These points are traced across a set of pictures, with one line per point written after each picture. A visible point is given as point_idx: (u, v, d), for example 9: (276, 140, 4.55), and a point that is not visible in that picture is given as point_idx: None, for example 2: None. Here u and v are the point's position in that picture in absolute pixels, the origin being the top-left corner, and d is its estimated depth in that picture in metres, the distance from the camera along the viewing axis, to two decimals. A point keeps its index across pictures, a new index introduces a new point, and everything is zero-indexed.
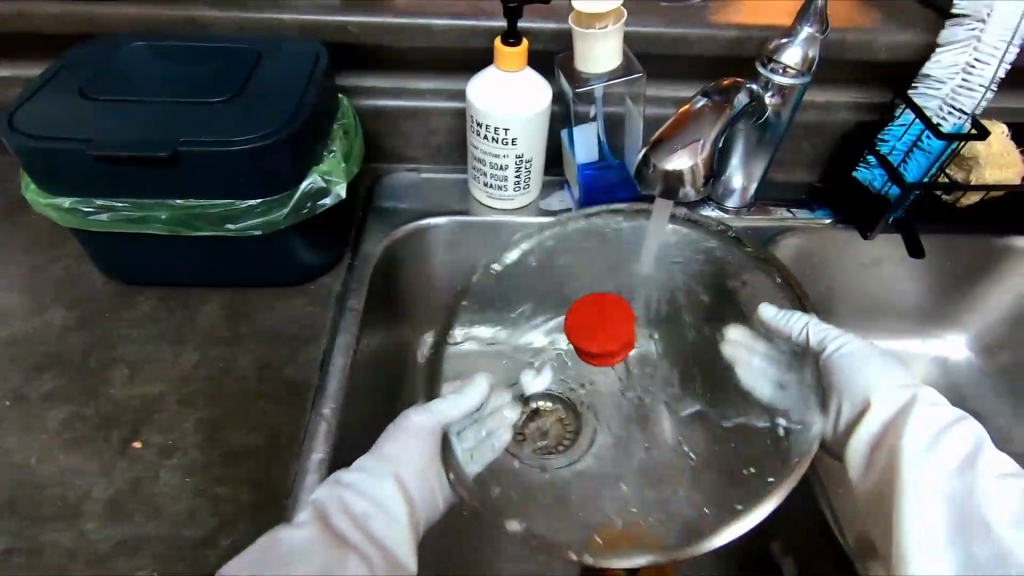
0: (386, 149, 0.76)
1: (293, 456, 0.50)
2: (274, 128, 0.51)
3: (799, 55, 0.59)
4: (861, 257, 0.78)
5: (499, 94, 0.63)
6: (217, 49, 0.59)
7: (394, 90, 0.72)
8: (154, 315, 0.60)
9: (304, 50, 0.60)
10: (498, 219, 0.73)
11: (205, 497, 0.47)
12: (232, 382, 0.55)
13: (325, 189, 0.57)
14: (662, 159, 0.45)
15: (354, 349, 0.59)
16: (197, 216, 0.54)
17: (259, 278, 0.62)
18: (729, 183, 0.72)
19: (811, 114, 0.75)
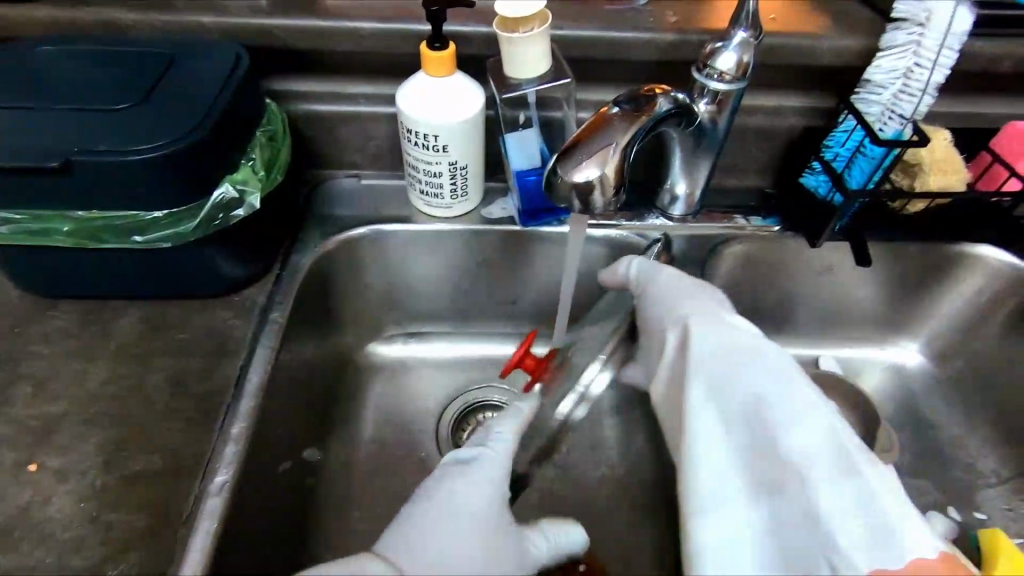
0: (324, 155, 0.74)
1: (195, 480, 0.48)
2: (177, 137, 0.49)
3: (734, 60, 0.57)
4: (811, 265, 0.77)
5: (427, 100, 0.61)
6: (129, 54, 0.56)
7: (328, 95, 0.70)
8: (66, 329, 0.58)
9: (222, 55, 0.58)
10: (435, 227, 0.71)
11: (97, 524, 0.45)
12: (142, 401, 0.53)
13: (239, 200, 0.55)
14: (574, 172, 0.43)
15: (272, 364, 0.57)
16: (101, 228, 0.52)
17: (178, 290, 0.60)
18: (673, 192, 0.70)
19: (758, 119, 0.73)
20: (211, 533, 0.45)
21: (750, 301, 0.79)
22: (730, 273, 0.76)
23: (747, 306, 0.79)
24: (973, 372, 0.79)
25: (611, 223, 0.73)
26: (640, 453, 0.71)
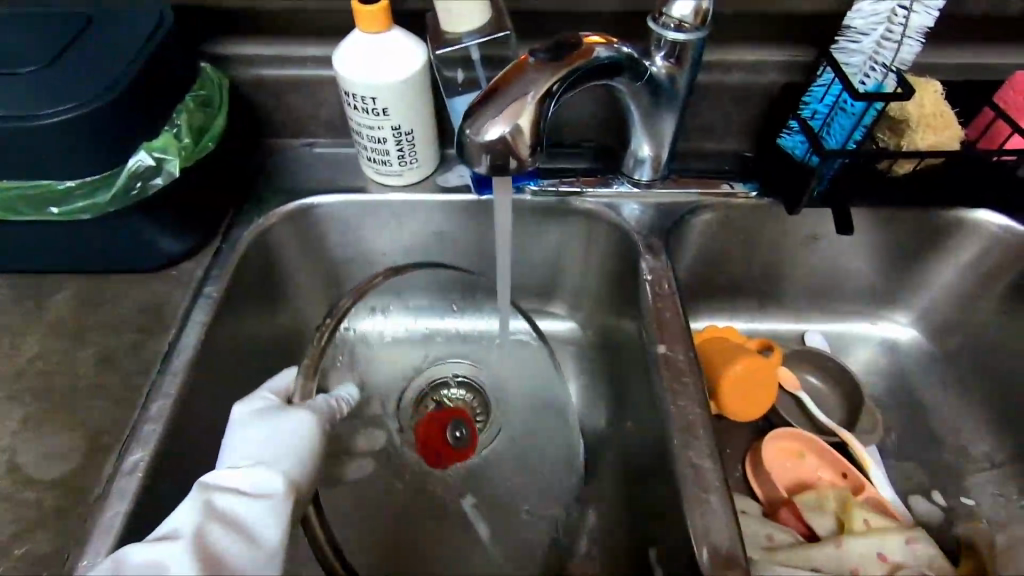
0: (275, 124, 0.72)
1: (109, 459, 0.47)
2: (80, 101, 0.47)
3: (691, 6, 0.52)
4: (792, 233, 0.71)
5: (361, 60, 0.57)
6: (46, 16, 0.54)
7: (272, 59, 0.67)
8: (1, 304, 0.57)
9: (144, 15, 0.55)
10: (387, 197, 0.67)
11: (10, 502, 0.45)
12: (67, 377, 0.52)
13: (156, 169, 0.53)
14: (479, 130, 0.40)
15: (204, 339, 0.55)
16: (15, 199, 0.50)
17: (113, 265, 0.58)
18: (637, 155, 0.65)
19: (733, 75, 0.67)
20: (122, 512, 0.44)
21: (727, 272, 0.74)
22: (704, 243, 0.71)
23: (723, 278, 0.75)
24: (970, 347, 0.73)
25: (573, 192, 0.67)
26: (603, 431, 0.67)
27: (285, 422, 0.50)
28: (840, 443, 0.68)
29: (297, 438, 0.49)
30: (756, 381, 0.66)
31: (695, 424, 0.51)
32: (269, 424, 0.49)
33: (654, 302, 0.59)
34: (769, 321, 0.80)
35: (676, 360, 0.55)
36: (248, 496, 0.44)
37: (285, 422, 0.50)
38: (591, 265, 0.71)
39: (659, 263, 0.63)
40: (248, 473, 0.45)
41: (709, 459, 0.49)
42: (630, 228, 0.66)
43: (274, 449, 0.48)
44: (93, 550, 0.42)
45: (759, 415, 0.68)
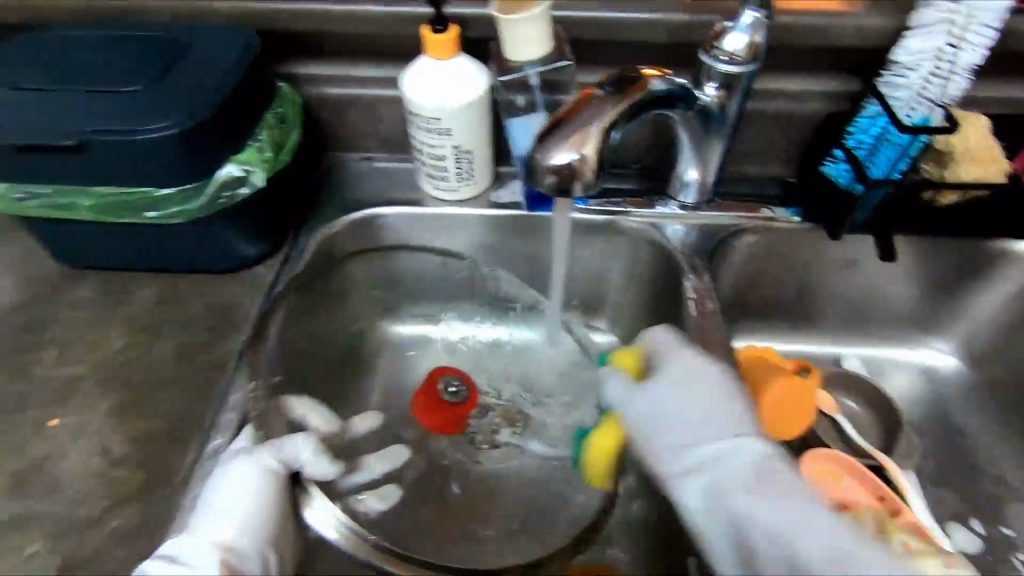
0: (337, 138, 0.76)
1: (192, 445, 0.51)
2: (181, 118, 0.52)
3: (744, 41, 0.55)
4: (832, 258, 0.73)
5: (428, 83, 0.61)
6: (148, 39, 0.59)
7: (340, 79, 0.71)
8: (89, 298, 0.62)
9: (233, 39, 0.60)
10: (442, 212, 0.71)
11: (102, 479, 0.49)
12: (151, 368, 0.57)
13: (241, 180, 0.57)
14: (547, 155, 0.43)
15: (273, 338, 0.59)
16: (117, 205, 0.55)
17: (193, 265, 0.63)
18: (684, 178, 0.68)
19: (780, 104, 0.70)
20: (204, 494, 0.48)
21: (767, 293, 0.76)
22: (747, 264, 0.73)
23: (763, 300, 0.77)
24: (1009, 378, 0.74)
25: (620, 211, 0.70)
26: None
27: (233, 480, 0.46)
28: (877, 466, 0.69)
29: (248, 497, 0.46)
30: (792, 400, 0.68)
31: (738, 439, 0.53)
32: (224, 481, 0.46)
33: (699, 320, 0.63)
34: (807, 343, 0.81)
35: (720, 378, 0.57)
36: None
37: (233, 487, 0.46)
38: (634, 282, 0.73)
39: (701, 283, 0.65)
40: (184, 545, 0.43)
41: (751, 470, 0.51)
42: (674, 249, 0.69)
43: (221, 518, 0.45)
44: (180, 526, 0.46)
45: (795, 436, 0.70)
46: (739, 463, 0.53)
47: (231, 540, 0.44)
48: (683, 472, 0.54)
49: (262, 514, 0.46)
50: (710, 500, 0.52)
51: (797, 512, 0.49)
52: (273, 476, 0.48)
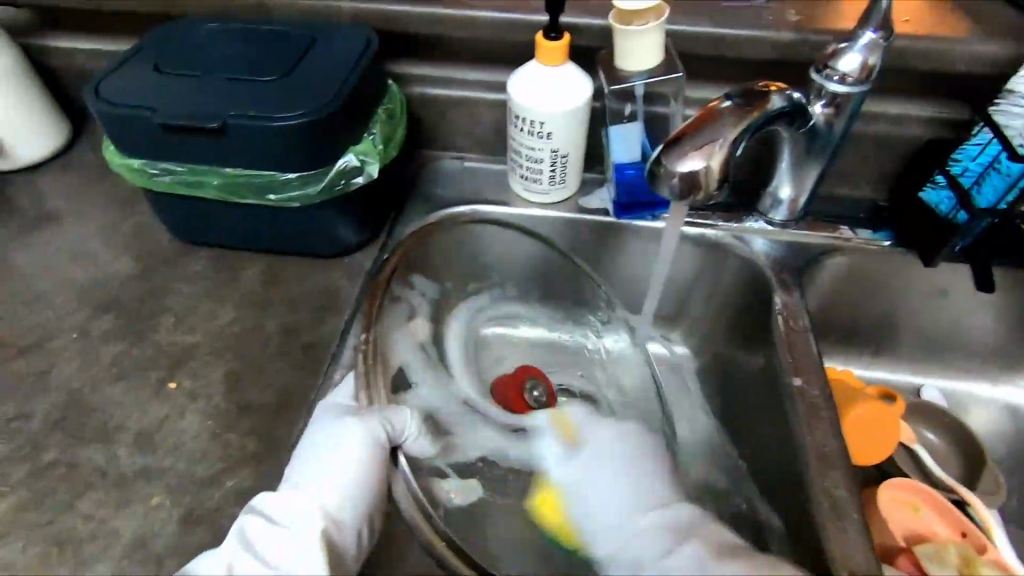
0: (432, 136, 0.78)
1: (299, 417, 0.55)
2: (314, 107, 0.55)
3: (858, 62, 0.55)
4: (923, 286, 0.72)
5: (536, 86, 0.63)
6: (279, 34, 0.63)
7: (444, 80, 0.74)
8: (203, 273, 0.66)
9: (356, 36, 0.64)
10: (530, 212, 0.72)
11: (219, 441, 0.53)
12: (259, 342, 0.60)
13: (359, 169, 0.61)
14: (678, 162, 0.46)
15: (373, 321, 0.61)
16: (243, 185, 0.59)
17: (299, 248, 0.66)
18: (775, 195, 0.68)
19: (880, 128, 0.69)
20: None
21: (848, 317, 0.75)
22: (832, 287, 0.73)
23: (844, 322, 0.76)
24: None
25: (708, 223, 0.70)
26: None
27: (341, 441, 0.49)
28: (958, 500, 0.68)
29: (353, 464, 0.48)
30: (875, 426, 0.67)
31: (831, 457, 0.54)
32: (327, 440, 0.49)
33: (787, 335, 0.62)
34: (884, 370, 0.80)
35: (811, 397, 0.58)
36: (279, 533, 0.45)
37: (336, 451, 0.48)
38: (714, 296, 0.73)
39: (791, 301, 0.66)
40: (273, 505, 0.47)
41: (845, 488, 0.52)
42: (762, 265, 0.68)
43: (325, 477, 0.48)
44: None
45: (871, 464, 0.68)
46: (619, 496, 0.53)
47: (341, 505, 0.47)
48: (605, 538, 0.51)
49: (366, 480, 0.48)
50: (620, 523, 0.51)
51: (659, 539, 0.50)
52: (377, 449, 0.49)
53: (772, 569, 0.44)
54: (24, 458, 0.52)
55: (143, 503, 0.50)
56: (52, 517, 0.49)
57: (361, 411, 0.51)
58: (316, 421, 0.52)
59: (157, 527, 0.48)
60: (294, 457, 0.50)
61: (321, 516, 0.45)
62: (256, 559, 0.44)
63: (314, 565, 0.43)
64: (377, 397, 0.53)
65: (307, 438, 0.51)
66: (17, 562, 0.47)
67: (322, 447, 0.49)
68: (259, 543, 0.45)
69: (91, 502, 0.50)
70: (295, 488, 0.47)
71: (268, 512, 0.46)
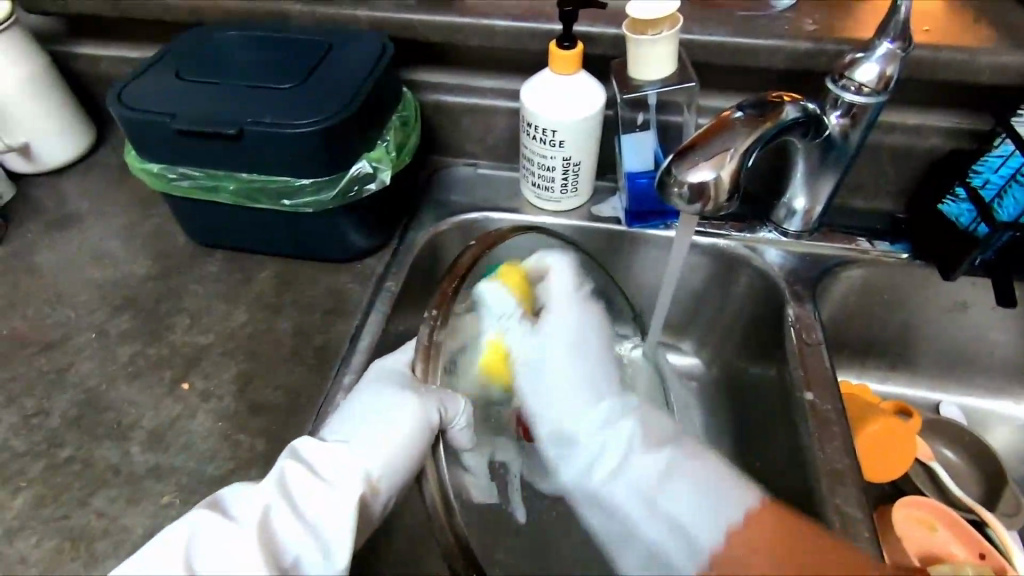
0: (445, 142, 0.79)
1: (307, 420, 0.55)
2: (329, 114, 0.56)
3: (875, 72, 0.54)
4: (941, 300, 0.71)
5: (548, 95, 0.63)
6: (296, 42, 0.65)
7: (458, 88, 0.75)
8: (218, 275, 0.67)
9: (372, 44, 0.64)
10: (542, 219, 0.72)
11: (229, 442, 0.54)
12: (271, 344, 0.61)
13: (371, 175, 0.62)
14: (689, 172, 0.46)
15: (383, 326, 0.62)
16: (258, 190, 0.60)
17: (312, 253, 0.67)
18: (790, 207, 0.68)
19: (899, 138, 0.68)
20: None
21: (863, 330, 0.74)
22: (847, 299, 0.71)
23: (860, 335, 0.75)
24: None
25: (721, 233, 0.70)
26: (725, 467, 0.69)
27: (397, 414, 0.47)
28: (977, 520, 0.66)
29: (401, 438, 0.46)
30: (890, 442, 0.66)
31: (842, 473, 0.53)
32: (386, 406, 0.48)
33: (800, 349, 0.62)
34: (901, 385, 0.78)
35: (824, 411, 0.57)
36: (319, 488, 0.45)
37: (389, 424, 0.47)
38: (726, 306, 0.72)
39: (804, 312, 0.65)
40: (319, 458, 0.46)
41: (856, 506, 0.51)
42: (775, 276, 0.68)
43: (375, 445, 0.46)
44: None
45: (885, 480, 0.67)
46: (618, 435, 0.50)
47: (383, 472, 0.46)
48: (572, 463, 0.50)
49: (410, 457, 0.47)
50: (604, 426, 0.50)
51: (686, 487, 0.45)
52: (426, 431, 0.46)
53: (757, 526, 0.42)
54: (41, 454, 0.54)
55: (154, 501, 0.51)
56: (66, 512, 0.50)
57: (420, 388, 0.48)
58: (379, 386, 0.50)
59: (167, 524, 0.49)
60: (352, 414, 0.50)
61: (361, 483, 0.44)
62: (288, 506, 0.44)
63: (348, 530, 0.43)
64: (433, 374, 0.48)
65: (364, 400, 0.50)
66: (32, 556, 0.48)
67: (382, 417, 0.47)
68: (297, 493, 0.45)
69: (105, 498, 0.51)
70: (341, 448, 0.46)
71: (314, 465, 0.46)
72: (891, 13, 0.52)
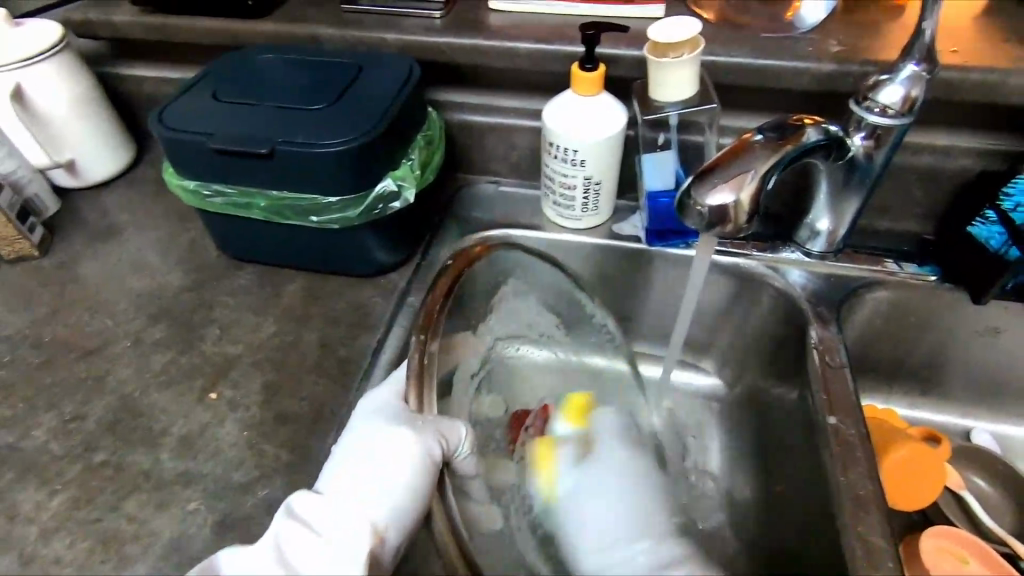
0: (468, 161, 0.80)
1: (329, 431, 0.56)
2: (356, 135, 0.58)
3: (900, 94, 0.54)
4: (973, 323, 0.69)
5: (570, 115, 0.64)
6: (327, 64, 0.67)
7: (481, 107, 0.76)
8: (247, 288, 0.69)
9: (399, 66, 0.66)
10: (562, 237, 0.73)
11: (254, 451, 0.55)
12: (296, 356, 0.63)
13: (396, 193, 0.63)
14: (708, 194, 0.46)
15: (404, 340, 0.63)
16: (287, 206, 0.62)
17: (337, 268, 0.69)
18: (814, 227, 0.67)
19: (926, 159, 0.67)
20: None
21: (891, 354, 0.73)
22: (876, 320, 0.70)
23: (888, 358, 0.73)
24: None
25: (742, 253, 0.69)
26: (746, 490, 0.68)
27: (395, 451, 0.47)
28: (1011, 554, 0.64)
29: (403, 472, 0.47)
30: (918, 471, 0.64)
31: (866, 500, 0.52)
32: (376, 439, 0.49)
33: (823, 371, 0.61)
34: (930, 410, 0.76)
35: (847, 437, 0.56)
36: (312, 542, 0.45)
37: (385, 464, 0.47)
38: (749, 325, 0.72)
39: (828, 333, 0.64)
40: (313, 511, 0.46)
41: (881, 534, 0.50)
42: (798, 296, 0.67)
43: (373, 490, 0.47)
44: None
45: (914, 507, 0.65)
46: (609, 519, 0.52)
47: (386, 518, 0.46)
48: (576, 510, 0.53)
49: (412, 496, 0.47)
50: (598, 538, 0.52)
51: (615, 538, 0.51)
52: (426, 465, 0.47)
53: None
54: (78, 457, 0.56)
55: (181, 507, 0.52)
56: (99, 515, 0.52)
57: (415, 419, 0.48)
58: (364, 420, 0.51)
59: (193, 530, 0.51)
60: (341, 448, 0.50)
61: (369, 535, 0.44)
62: (281, 569, 0.44)
63: None
64: (427, 403, 0.49)
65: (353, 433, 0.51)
66: (66, 556, 0.50)
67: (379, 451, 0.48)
68: (293, 552, 0.45)
69: (134, 502, 0.53)
70: (338, 500, 0.46)
71: (305, 518, 0.46)
72: (916, 35, 0.52)
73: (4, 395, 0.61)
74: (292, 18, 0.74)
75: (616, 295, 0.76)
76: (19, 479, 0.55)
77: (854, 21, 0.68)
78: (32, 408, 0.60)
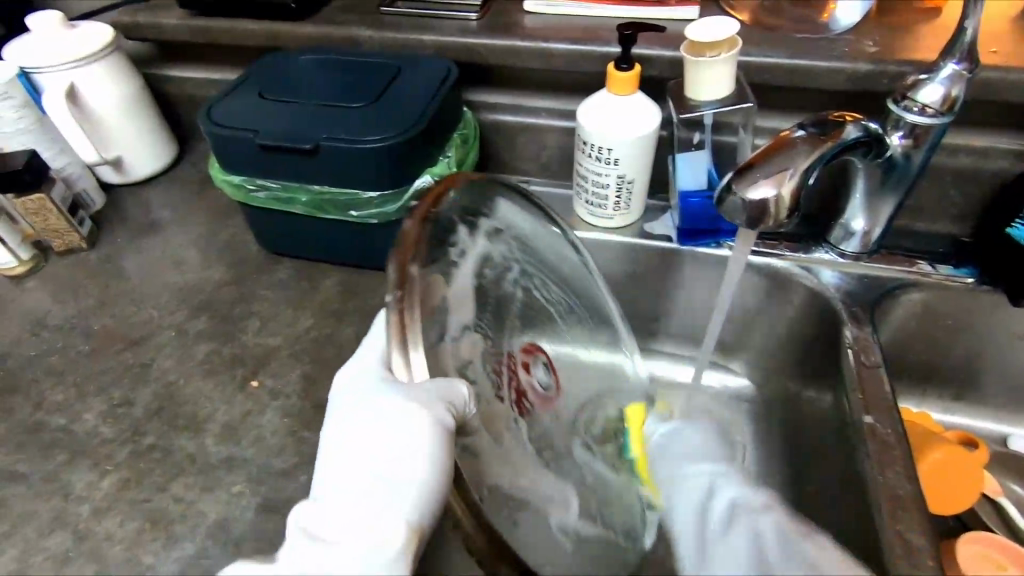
0: (500, 161, 0.82)
1: None
2: (398, 131, 0.59)
3: (940, 93, 0.54)
4: (1013, 326, 0.68)
5: (604, 114, 0.65)
6: (367, 65, 0.69)
7: (514, 108, 0.78)
8: (286, 281, 0.71)
9: (437, 67, 0.68)
10: (593, 235, 0.74)
11: (295, 438, 0.57)
12: (334, 348, 0.64)
13: None
14: (749, 189, 0.46)
15: None
16: (329, 202, 0.64)
17: (373, 263, 0.71)
18: (848, 227, 0.67)
19: (964, 160, 0.67)
20: None
21: (925, 357, 0.72)
22: (910, 323, 0.70)
23: (922, 362, 0.72)
24: None
25: (775, 253, 0.69)
26: (778, 491, 0.68)
27: (401, 425, 0.40)
28: None
29: (414, 446, 0.40)
30: (955, 474, 0.63)
31: (904, 499, 0.51)
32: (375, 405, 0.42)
33: (859, 371, 0.60)
34: (964, 415, 0.75)
35: (884, 436, 0.56)
36: (322, 553, 0.40)
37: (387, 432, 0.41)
38: (780, 325, 0.71)
39: (863, 334, 0.63)
40: (317, 517, 0.42)
41: (920, 534, 0.49)
42: (832, 296, 0.67)
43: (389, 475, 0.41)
44: None
45: (951, 511, 0.64)
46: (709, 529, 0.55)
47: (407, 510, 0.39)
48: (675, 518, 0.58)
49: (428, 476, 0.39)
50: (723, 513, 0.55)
51: (784, 535, 0.50)
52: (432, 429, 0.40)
53: None
54: (126, 441, 0.58)
55: (225, 490, 0.54)
56: (147, 496, 0.54)
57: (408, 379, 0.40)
58: (363, 385, 0.45)
59: (237, 513, 0.52)
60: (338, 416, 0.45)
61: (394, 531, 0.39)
62: None
63: None
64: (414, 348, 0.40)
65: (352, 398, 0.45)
66: (116, 534, 0.52)
67: (377, 427, 0.42)
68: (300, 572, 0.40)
69: (181, 485, 0.54)
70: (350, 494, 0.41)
71: (313, 527, 0.41)
72: (957, 35, 0.52)
73: (56, 380, 0.64)
74: (332, 21, 0.76)
75: (645, 294, 0.77)
76: (71, 461, 0.57)
77: (890, 23, 0.68)
78: (82, 394, 0.62)
